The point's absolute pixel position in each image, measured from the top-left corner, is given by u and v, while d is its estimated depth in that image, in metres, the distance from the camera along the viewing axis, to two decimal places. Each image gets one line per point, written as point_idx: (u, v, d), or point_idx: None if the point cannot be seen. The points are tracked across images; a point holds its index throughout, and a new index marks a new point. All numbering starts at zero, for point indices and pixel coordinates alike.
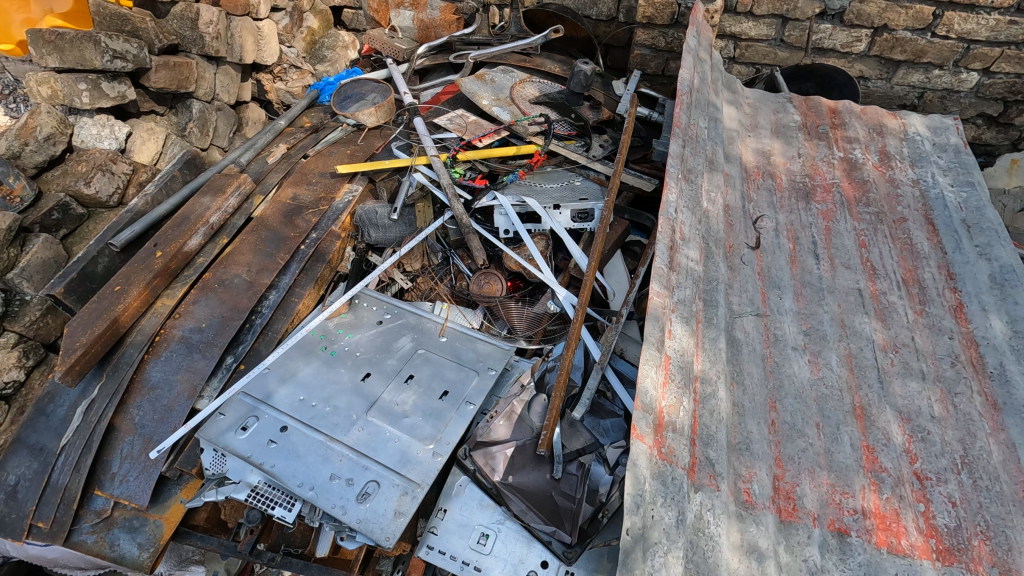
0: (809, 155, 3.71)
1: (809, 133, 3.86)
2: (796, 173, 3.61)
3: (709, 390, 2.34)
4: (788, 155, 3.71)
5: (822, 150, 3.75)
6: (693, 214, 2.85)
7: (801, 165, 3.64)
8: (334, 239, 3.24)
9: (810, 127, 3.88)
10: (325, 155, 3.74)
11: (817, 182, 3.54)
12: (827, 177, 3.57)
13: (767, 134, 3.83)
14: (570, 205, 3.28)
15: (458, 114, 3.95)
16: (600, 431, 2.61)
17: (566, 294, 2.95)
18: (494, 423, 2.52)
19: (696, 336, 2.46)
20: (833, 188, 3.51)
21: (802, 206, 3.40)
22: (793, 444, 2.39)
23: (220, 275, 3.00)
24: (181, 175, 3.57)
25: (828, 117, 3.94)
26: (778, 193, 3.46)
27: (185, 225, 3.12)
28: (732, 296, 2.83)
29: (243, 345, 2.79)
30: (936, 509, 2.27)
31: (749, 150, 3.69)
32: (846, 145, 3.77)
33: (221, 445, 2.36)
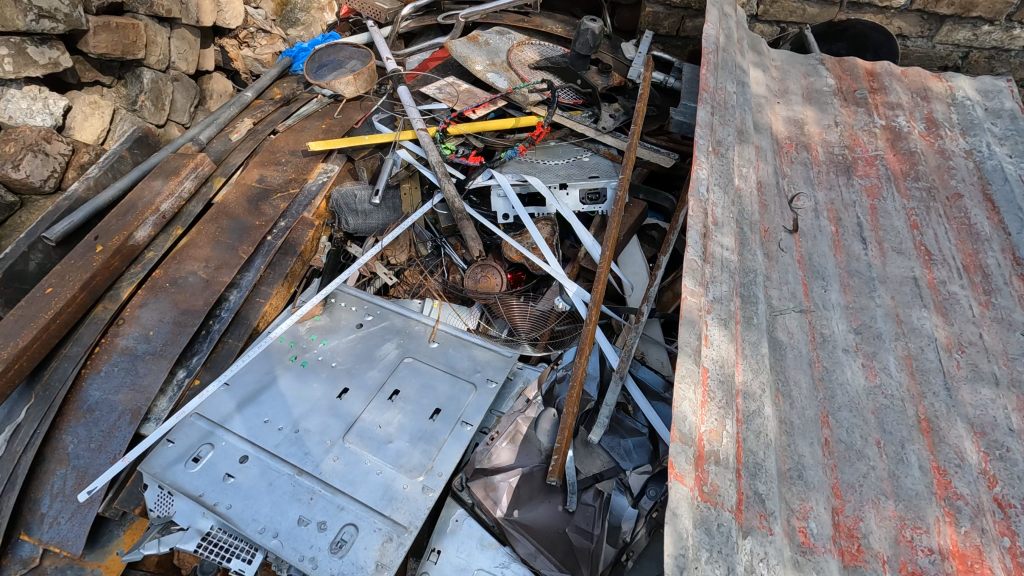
0: (847, 124, 3.26)
1: (846, 99, 3.39)
2: (834, 144, 3.16)
3: (753, 406, 1.94)
4: (823, 124, 3.25)
5: (861, 119, 3.29)
6: (726, 194, 2.41)
7: (839, 136, 3.19)
8: (306, 228, 2.80)
9: (846, 92, 3.42)
10: (297, 130, 3.28)
11: (858, 155, 3.10)
12: (868, 149, 3.13)
13: (799, 99, 3.37)
14: (579, 183, 2.81)
15: (448, 82, 3.48)
16: (621, 453, 2.19)
17: (577, 289, 2.49)
18: (495, 446, 2.15)
19: (736, 341, 2.05)
20: (877, 162, 3.06)
21: (842, 181, 2.96)
22: (852, 469, 2.00)
23: (173, 273, 2.57)
24: (130, 155, 3.10)
25: (867, 80, 3.49)
26: (814, 166, 3.02)
27: (131, 214, 2.67)
28: (772, 288, 2.42)
29: (197, 357, 2.35)
30: None
31: (780, 119, 3.23)
32: (887, 112, 3.32)
33: (168, 483, 1.98)
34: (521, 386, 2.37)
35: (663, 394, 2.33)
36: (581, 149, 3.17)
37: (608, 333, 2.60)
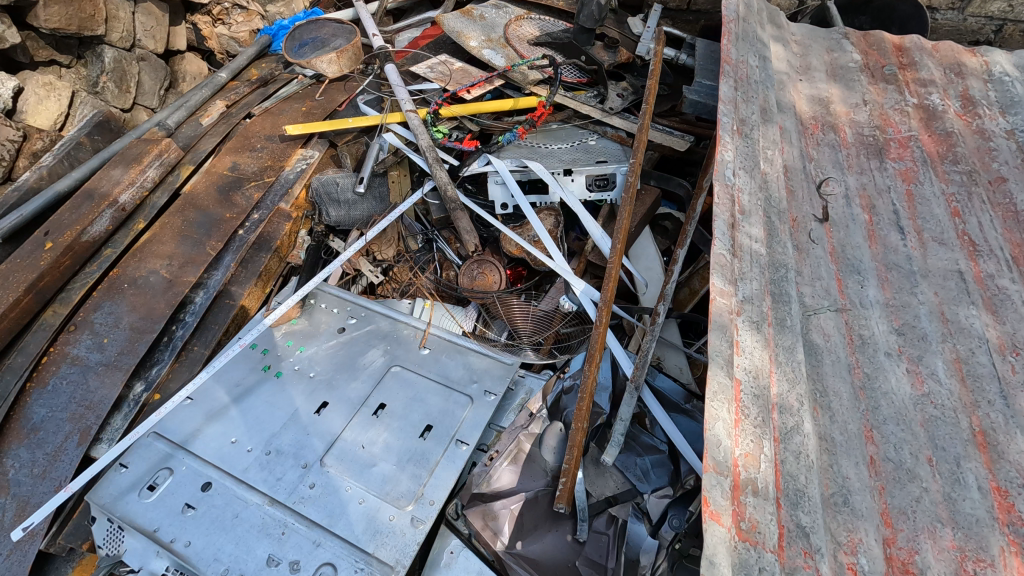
0: (876, 103, 2.84)
1: (873, 76, 2.99)
2: (862, 125, 2.73)
3: (791, 422, 1.67)
4: (850, 103, 2.84)
5: (891, 96, 2.87)
6: (752, 178, 2.14)
7: (868, 116, 2.76)
8: (282, 220, 2.52)
9: (873, 67, 3.04)
10: (275, 113, 2.99)
11: (890, 136, 2.67)
12: (901, 129, 2.69)
13: (823, 76, 3.00)
14: (586, 168, 2.53)
15: (441, 61, 3.19)
16: (637, 473, 1.93)
17: (585, 287, 2.24)
18: (495, 468, 1.90)
19: (771, 347, 1.79)
20: (911, 142, 2.62)
21: (874, 164, 2.53)
22: (902, 492, 1.61)
23: (132, 272, 2.29)
24: (89, 141, 2.81)
25: (895, 54, 3.10)
26: (844, 148, 2.61)
27: (86, 206, 2.39)
28: (802, 285, 2.06)
29: (157, 368, 2.08)
30: None
31: (802, 98, 2.87)
32: (920, 89, 2.91)
33: (118, 516, 1.73)
34: (523, 396, 2.12)
35: (683, 406, 2.06)
36: (586, 132, 2.88)
37: (619, 334, 2.36)
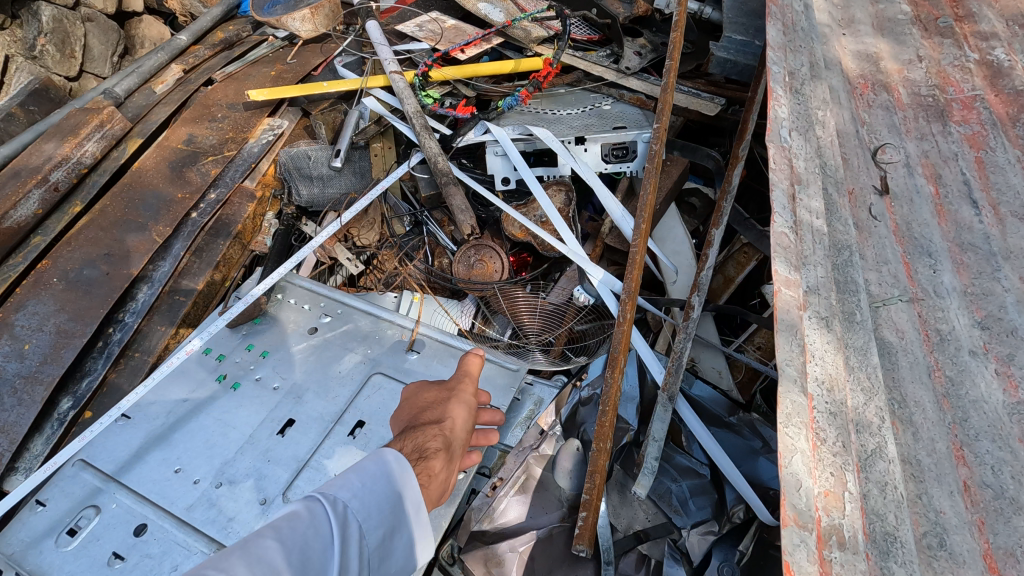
0: (931, 58, 2.14)
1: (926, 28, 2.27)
2: (917, 84, 2.09)
3: (871, 444, 1.28)
4: (900, 59, 2.16)
5: (949, 52, 2.16)
6: (807, 142, 1.76)
7: (924, 73, 2.09)
8: (245, 201, 2.16)
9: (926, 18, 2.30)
10: (240, 79, 2.59)
11: (952, 96, 2.01)
12: (965, 88, 2.02)
13: (869, 28, 2.30)
14: (601, 135, 2.15)
15: (431, 18, 2.79)
16: (673, 504, 1.59)
17: (603, 277, 1.90)
18: (501, 499, 1.56)
19: (844, 348, 1.41)
20: (977, 103, 1.96)
21: (936, 129, 1.92)
22: (1013, 530, 1.19)
23: (63, 264, 1.91)
24: (22, 112, 2.42)
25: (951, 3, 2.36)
26: (900, 111, 2.00)
27: (11, 186, 2.02)
28: (865, 269, 1.60)
29: (88, 380, 1.72)
30: None
31: (846, 54, 2.22)
32: (982, 42, 2.16)
33: (29, 571, 1.39)
34: (531, 407, 1.77)
35: (727, 419, 1.71)
36: (599, 96, 2.49)
37: (643, 330, 2.03)
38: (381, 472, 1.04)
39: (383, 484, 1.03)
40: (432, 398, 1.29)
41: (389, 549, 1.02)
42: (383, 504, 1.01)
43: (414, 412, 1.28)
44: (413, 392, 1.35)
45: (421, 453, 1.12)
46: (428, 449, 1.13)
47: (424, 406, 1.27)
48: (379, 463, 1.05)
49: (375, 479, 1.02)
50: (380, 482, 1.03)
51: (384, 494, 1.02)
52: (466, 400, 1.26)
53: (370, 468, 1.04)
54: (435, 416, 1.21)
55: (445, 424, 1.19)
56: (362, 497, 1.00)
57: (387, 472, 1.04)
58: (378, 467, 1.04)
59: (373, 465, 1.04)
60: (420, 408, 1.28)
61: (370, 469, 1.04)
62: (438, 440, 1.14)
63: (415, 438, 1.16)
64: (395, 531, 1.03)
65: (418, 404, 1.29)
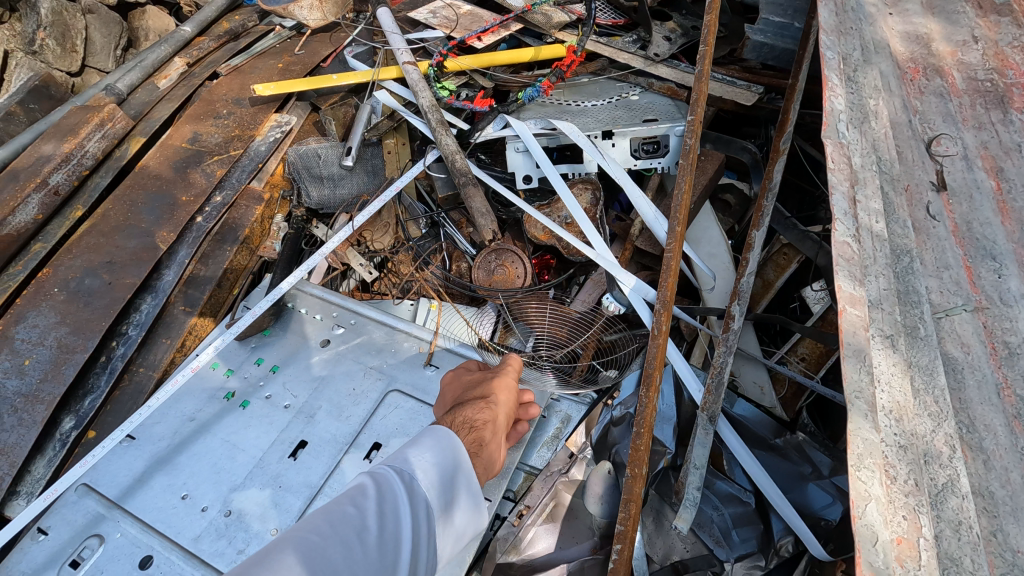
0: (989, 39, 1.92)
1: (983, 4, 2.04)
2: (972, 67, 1.87)
3: (942, 478, 1.14)
4: (953, 40, 1.95)
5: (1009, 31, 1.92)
6: (860, 136, 1.60)
7: (981, 56, 1.88)
8: (252, 204, 2.04)
9: None
10: (245, 72, 2.47)
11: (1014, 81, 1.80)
12: None
13: (918, 7, 2.07)
14: (630, 129, 2.00)
15: (445, 4, 2.63)
16: (715, 534, 1.45)
17: (634, 285, 1.74)
18: (527, 528, 1.45)
19: (909, 371, 1.26)
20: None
21: (997, 117, 1.73)
22: None
23: (64, 273, 1.83)
24: (23, 110, 2.33)
25: None
26: (955, 97, 1.81)
27: (9, 189, 1.93)
28: (925, 275, 1.45)
29: (91, 398, 1.64)
30: None
31: (894, 35, 2.01)
32: None
33: None
34: (558, 425, 1.65)
35: (772, 441, 1.58)
36: (625, 84, 2.33)
37: (677, 339, 1.90)
38: (441, 445, 1.01)
39: (445, 457, 1.00)
40: (476, 377, 1.28)
41: (451, 519, 1.00)
42: (445, 475, 0.99)
43: (458, 392, 1.27)
44: (453, 377, 1.33)
45: (471, 425, 1.10)
46: (477, 420, 1.11)
47: (467, 385, 1.25)
48: (436, 437, 1.02)
49: (434, 452, 1.00)
50: (441, 455, 1.00)
51: (445, 465, 1.00)
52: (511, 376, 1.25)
53: (427, 444, 1.01)
54: (481, 393, 1.18)
55: (491, 399, 1.17)
56: (425, 468, 0.97)
57: (445, 445, 1.02)
58: (438, 441, 1.02)
59: (431, 439, 1.02)
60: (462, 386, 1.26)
61: (429, 443, 1.01)
62: (487, 413, 1.13)
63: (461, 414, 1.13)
64: (458, 500, 1.01)
65: (461, 384, 1.27)
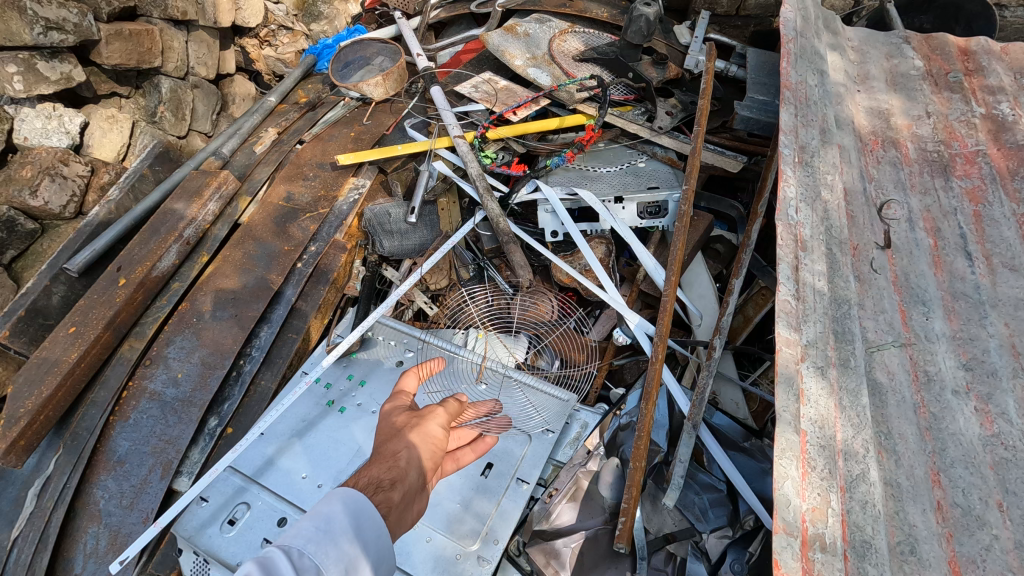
0: (940, 114, 2.57)
1: (936, 84, 2.73)
2: (925, 139, 2.49)
3: (857, 469, 1.62)
4: (911, 115, 2.58)
5: (958, 107, 2.59)
6: (813, 211, 2.08)
7: (932, 129, 2.51)
8: (338, 252, 2.58)
9: (937, 75, 2.76)
10: (324, 139, 3.04)
11: (955, 150, 2.43)
12: (968, 143, 2.44)
13: (882, 86, 2.73)
14: (636, 196, 2.54)
15: (484, 79, 3.17)
16: (696, 513, 1.95)
17: (640, 321, 2.23)
18: (555, 505, 1.94)
19: (837, 393, 1.73)
20: (979, 158, 2.38)
21: (939, 183, 2.32)
22: (971, 540, 1.56)
23: (200, 306, 2.39)
24: (151, 173, 2.91)
25: (961, 58, 2.84)
26: (906, 166, 2.38)
27: (154, 241, 2.50)
28: (863, 319, 1.94)
29: (229, 403, 2.21)
30: None
31: (860, 110, 2.60)
32: (989, 96, 2.61)
33: (203, 550, 1.84)
34: (577, 430, 2.14)
35: (742, 444, 2.08)
36: (635, 152, 2.86)
37: (672, 363, 2.40)
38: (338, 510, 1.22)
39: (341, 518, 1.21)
40: (400, 423, 1.54)
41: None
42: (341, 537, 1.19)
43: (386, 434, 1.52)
44: (389, 414, 1.60)
45: (377, 484, 1.36)
46: (383, 479, 1.37)
47: (389, 431, 1.52)
48: (332, 504, 1.23)
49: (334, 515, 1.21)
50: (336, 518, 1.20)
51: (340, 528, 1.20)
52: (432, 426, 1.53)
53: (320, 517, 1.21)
54: (392, 450, 1.44)
55: (399, 457, 1.42)
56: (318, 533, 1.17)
57: (344, 503, 1.24)
58: (328, 512, 1.21)
59: (323, 512, 1.21)
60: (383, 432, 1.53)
61: (323, 513, 1.21)
62: (392, 471, 1.38)
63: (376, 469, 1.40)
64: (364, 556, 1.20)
65: (387, 428, 1.54)
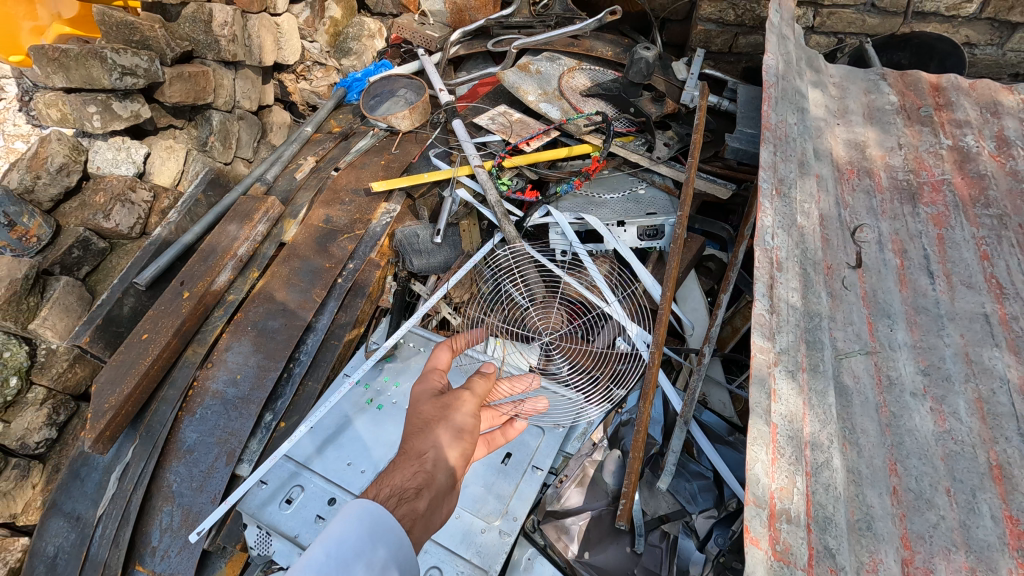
0: (911, 146, 2.87)
1: (909, 117, 3.01)
2: (897, 168, 2.79)
3: (821, 457, 1.92)
4: (885, 147, 2.88)
5: (927, 139, 2.90)
6: (789, 236, 2.40)
7: (904, 159, 2.81)
8: (373, 269, 2.93)
9: (910, 109, 3.04)
10: (357, 167, 3.39)
11: (924, 180, 2.73)
12: (934, 173, 2.75)
13: (859, 119, 3.02)
14: (637, 221, 2.90)
15: (501, 112, 3.51)
16: (687, 496, 2.26)
17: (639, 331, 2.57)
18: (565, 489, 2.27)
19: (805, 393, 2.04)
20: (944, 186, 2.69)
21: (907, 210, 2.62)
22: (921, 519, 1.87)
23: (254, 316, 2.73)
24: (205, 197, 3.27)
25: (933, 94, 3.12)
26: (878, 194, 2.68)
27: (212, 259, 2.85)
28: (833, 330, 2.25)
29: (282, 400, 2.55)
30: None
31: (839, 142, 2.90)
32: (955, 130, 2.92)
33: (266, 524, 2.18)
34: (585, 426, 2.41)
35: (727, 438, 2.40)
36: (636, 179, 3.20)
37: (669, 368, 2.72)
38: (350, 529, 1.36)
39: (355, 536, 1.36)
40: (428, 416, 1.78)
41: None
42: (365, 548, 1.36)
43: (414, 430, 1.76)
44: (416, 407, 1.85)
45: (407, 493, 1.58)
46: (410, 489, 1.60)
47: (418, 425, 1.77)
48: (344, 525, 1.37)
49: (349, 530, 1.36)
50: (351, 532, 1.36)
51: (359, 539, 1.36)
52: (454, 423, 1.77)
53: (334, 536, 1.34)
54: (419, 451, 1.69)
55: (426, 459, 1.67)
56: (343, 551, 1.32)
57: (355, 521, 1.38)
58: (340, 534, 1.35)
59: (336, 534, 1.34)
60: (414, 426, 1.78)
61: (336, 534, 1.35)
62: (420, 479, 1.62)
63: (403, 477, 1.64)
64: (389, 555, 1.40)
65: (418, 420, 1.78)
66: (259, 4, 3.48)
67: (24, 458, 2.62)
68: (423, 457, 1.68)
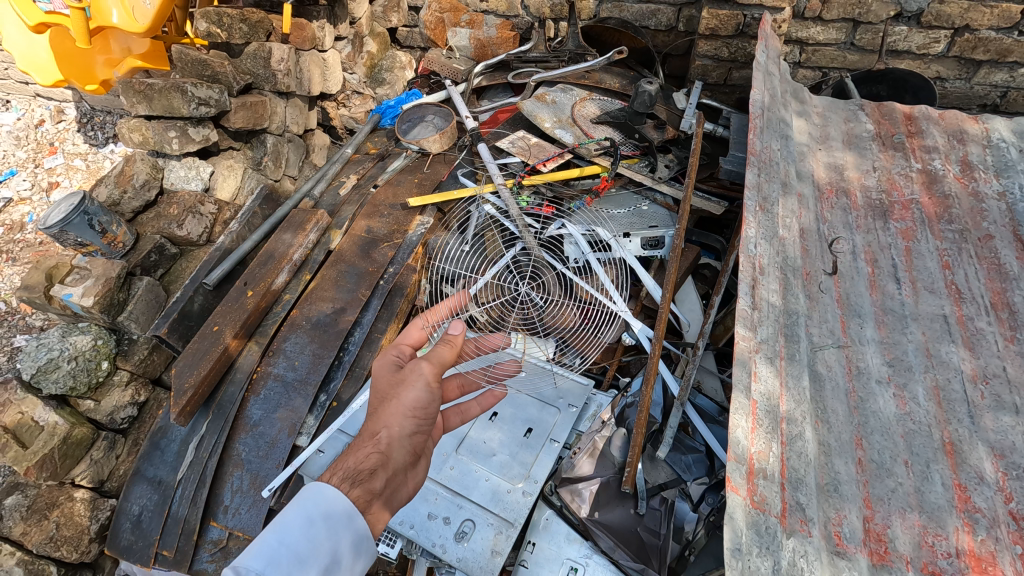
0: (885, 168, 3.27)
1: (884, 143, 3.41)
2: (871, 188, 3.18)
3: (795, 430, 2.28)
4: (862, 169, 3.28)
5: (899, 163, 3.28)
6: (771, 245, 2.78)
7: (877, 180, 3.20)
8: (410, 273, 3.36)
9: (885, 136, 3.44)
10: (393, 184, 3.84)
11: (895, 199, 3.11)
12: (904, 193, 3.13)
13: (839, 145, 3.43)
14: (641, 232, 3.36)
15: (519, 136, 3.93)
16: (683, 467, 2.69)
17: (642, 327, 2.99)
18: (577, 459, 2.64)
19: (782, 376, 2.41)
20: (912, 205, 3.07)
21: (878, 225, 3.01)
22: (882, 484, 2.22)
23: (308, 312, 3.17)
24: (260, 210, 3.66)
25: (905, 123, 3.49)
26: (854, 211, 3.07)
27: (271, 263, 3.27)
28: (810, 326, 2.64)
29: (334, 382, 2.97)
30: (1000, 546, 2.04)
31: (821, 165, 3.31)
32: (924, 154, 3.30)
33: None
34: (594, 409, 2.88)
35: (718, 418, 2.89)
36: (640, 197, 3.63)
37: (669, 363, 3.11)
38: (303, 516, 1.75)
39: (309, 520, 1.75)
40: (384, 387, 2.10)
41: (336, 540, 1.76)
42: (315, 537, 1.73)
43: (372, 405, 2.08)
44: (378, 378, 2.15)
45: (362, 475, 1.89)
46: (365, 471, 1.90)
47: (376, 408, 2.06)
48: (297, 513, 1.75)
49: (301, 519, 1.74)
50: (303, 519, 1.74)
51: (309, 521, 1.75)
52: (401, 402, 2.03)
53: (292, 520, 1.74)
54: (374, 432, 1.99)
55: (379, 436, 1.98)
56: (292, 538, 1.71)
57: (301, 511, 1.76)
58: (292, 520, 1.74)
59: (292, 517, 1.75)
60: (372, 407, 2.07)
61: (292, 519, 1.75)
62: (373, 462, 1.93)
63: (359, 458, 1.94)
64: (342, 547, 1.77)
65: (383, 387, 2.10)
66: (310, 43, 4.03)
67: (111, 432, 3.04)
68: (376, 439, 1.98)
